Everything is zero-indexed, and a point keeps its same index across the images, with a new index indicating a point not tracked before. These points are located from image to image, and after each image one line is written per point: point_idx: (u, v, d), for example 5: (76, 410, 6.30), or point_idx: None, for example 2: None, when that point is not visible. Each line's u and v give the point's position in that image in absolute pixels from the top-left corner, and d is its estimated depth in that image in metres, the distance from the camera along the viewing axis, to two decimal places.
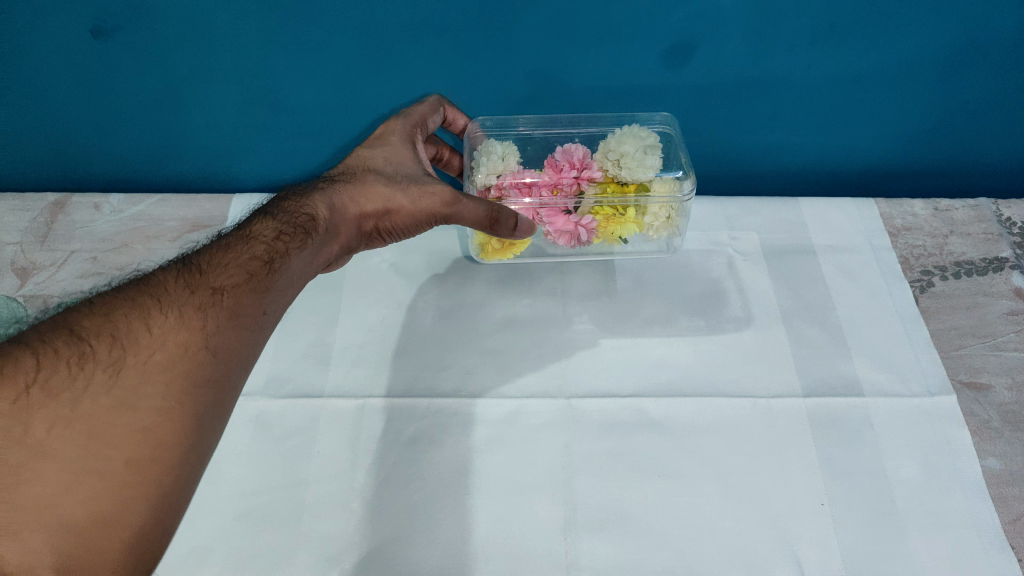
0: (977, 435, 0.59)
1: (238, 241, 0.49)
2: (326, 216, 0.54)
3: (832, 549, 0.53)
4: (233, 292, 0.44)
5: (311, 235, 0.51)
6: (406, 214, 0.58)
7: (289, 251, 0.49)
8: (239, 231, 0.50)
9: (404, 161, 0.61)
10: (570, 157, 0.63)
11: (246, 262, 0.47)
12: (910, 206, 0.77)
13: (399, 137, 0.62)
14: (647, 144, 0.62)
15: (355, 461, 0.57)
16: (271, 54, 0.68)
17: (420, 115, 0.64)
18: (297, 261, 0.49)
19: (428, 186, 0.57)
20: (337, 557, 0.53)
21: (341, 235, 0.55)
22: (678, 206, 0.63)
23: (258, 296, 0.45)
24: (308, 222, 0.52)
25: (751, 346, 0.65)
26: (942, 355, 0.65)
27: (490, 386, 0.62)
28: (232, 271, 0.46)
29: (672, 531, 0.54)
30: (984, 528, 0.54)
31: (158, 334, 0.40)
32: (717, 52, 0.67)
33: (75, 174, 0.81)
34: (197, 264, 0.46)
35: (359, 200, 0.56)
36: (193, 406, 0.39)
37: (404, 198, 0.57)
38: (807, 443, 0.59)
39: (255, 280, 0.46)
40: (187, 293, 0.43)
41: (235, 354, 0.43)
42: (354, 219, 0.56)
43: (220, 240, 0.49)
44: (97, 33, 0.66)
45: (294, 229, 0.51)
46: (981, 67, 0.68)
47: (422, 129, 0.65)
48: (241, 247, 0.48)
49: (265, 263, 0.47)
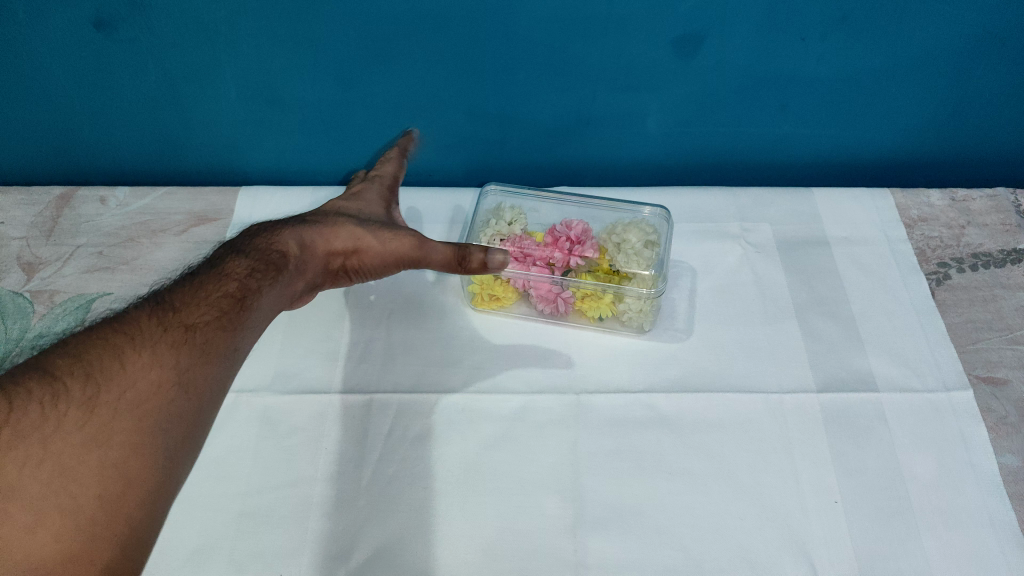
0: (993, 431, 0.58)
1: (210, 279, 0.50)
2: (296, 254, 0.55)
3: (844, 547, 0.52)
4: (204, 331, 0.46)
5: (280, 274, 0.53)
6: (373, 255, 0.58)
7: (259, 288, 0.50)
8: (211, 269, 0.51)
9: (374, 210, 0.62)
10: (571, 231, 0.66)
11: (215, 300, 0.48)
12: (925, 197, 0.76)
13: (371, 191, 0.64)
14: (649, 240, 0.65)
15: (362, 457, 0.57)
16: (276, 48, 0.68)
17: (389, 173, 0.66)
18: (266, 300, 0.51)
19: (398, 230, 0.57)
20: (343, 554, 0.52)
21: (307, 274, 0.56)
22: (652, 303, 0.64)
23: (228, 333, 0.47)
24: (278, 259, 0.53)
25: (763, 341, 0.65)
26: (958, 349, 0.64)
27: (497, 382, 0.61)
28: (203, 309, 0.47)
29: (681, 529, 0.53)
30: (999, 524, 0.53)
31: (130, 373, 0.42)
32: (729, 41, 0.67)
33: (81, 169, 0.81)
34: (170, 300, 0.48)
35: (328, 238, 0.57)
36: (164, 436, 0.42)
37: (373, 239, 0.57)
38: (820, 439, 0.58)
39: (225, 319, 0.47)
40: (160, 330, 0.45)
41: (204, 389, 0.44)
42: (322, 255, 0.57)
43: (192, 277, 0.50)
44: (98, 26, 0.66)
45: (265, 267, 0.52)
46: (989, 52, 0.68)
47: (392, 185, 0.66)
48: (213, 285, 0.49)
49: (236, 300, 0.49)
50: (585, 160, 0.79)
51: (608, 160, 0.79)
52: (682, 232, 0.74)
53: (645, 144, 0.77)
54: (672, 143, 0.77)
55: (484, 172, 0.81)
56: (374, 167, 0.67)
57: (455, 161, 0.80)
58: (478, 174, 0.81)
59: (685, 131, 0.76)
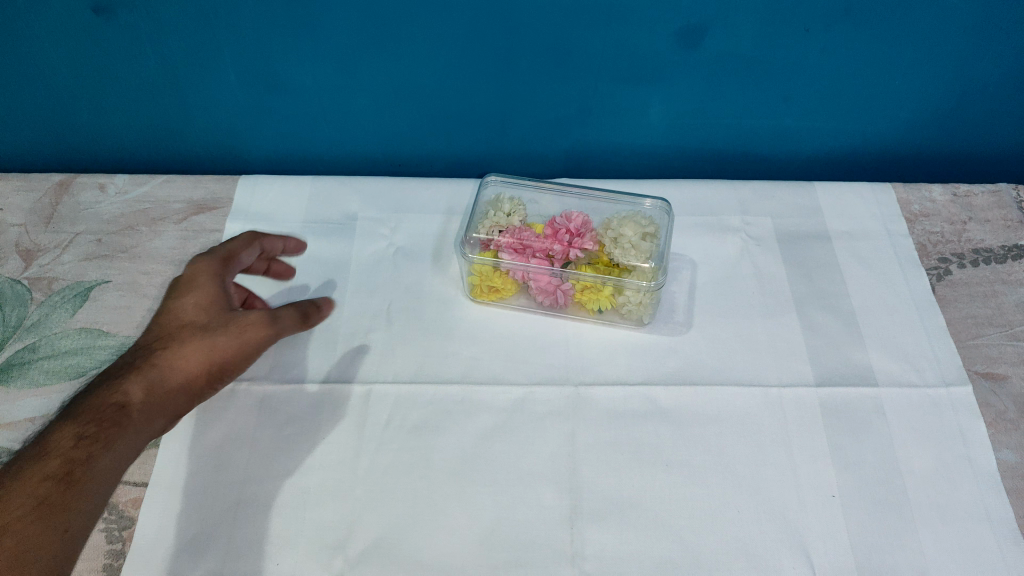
0: (991, 427, 0.58)
1: (27, 461, 0.47)
2: (140, 398, 0.52)
3: (841, 541, 0.52)
4: (30, 514, 0.45)
5: (119, 426, 0.50)
6: (232, 355, 0.54)
7: (96, 451, 0.49)
8: (35, 447, 0.48)
9: (218, 300, 0.56)
10: (569, 223, 0.66)
11: (37, 486, 0.46)
12: (927, 191, 0.76)
13: (206, 275, 0.57)
14: (647, 232, 0.65)
15: (360, 446, 0.57)
16: (277, 35, 0.68)
17: (225, 249, 0.59)
18: (110, 457, 0.49)
19: (245, 319, 0.55)
20: (340, 543, 0.52)
21: (165, 408, 0.53)
22: (652, 296, 0.63)
23: (64, 494, 0.47)
24: (118, 414, 0.51)
25: (762, 335, 0.64)
26: (958, 344, 0.63)
27: (496, 373, 0.61)
28: (26, 492, 0.46)
29: (678, 521, 0.53)
30: (996, 520, 0.53)
31: None
32: (733, 31, 0.67)
33: (79, 155, 0.80)
34: (12, 468, 0.47)
35: (170, 363, 0.53)
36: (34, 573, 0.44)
37: (223, 339, 0.54)
38: (818, 433, 0.58)
39: (48, 503, 0.46)
40: (6, 506, 0.45)
41: (54, 548, 0.45)
42: (179, 382, 0.53)
43: (13, 459, 0.48)
44: (99, 12, 0.66)
45: (96, 427, 0.50)
46: (991, 44, 0.69)
47: (234, 263, 0.59)
48: (34, 466, 0.47)
49: (60, 480, 0.47)
50: (586, 152, 0.79)
51: (609, 152, 0.79)
52: (683, 225, 0.74)
53: (646, 136, 0.77)
54: (673, 135, 0.77)
55: (485, 163, 0.81)
56: (211, 248, 0.59)
57: (455, 151, 0.79)
58: (479, 165, 0.81)
59: (686, 122, 0.76)
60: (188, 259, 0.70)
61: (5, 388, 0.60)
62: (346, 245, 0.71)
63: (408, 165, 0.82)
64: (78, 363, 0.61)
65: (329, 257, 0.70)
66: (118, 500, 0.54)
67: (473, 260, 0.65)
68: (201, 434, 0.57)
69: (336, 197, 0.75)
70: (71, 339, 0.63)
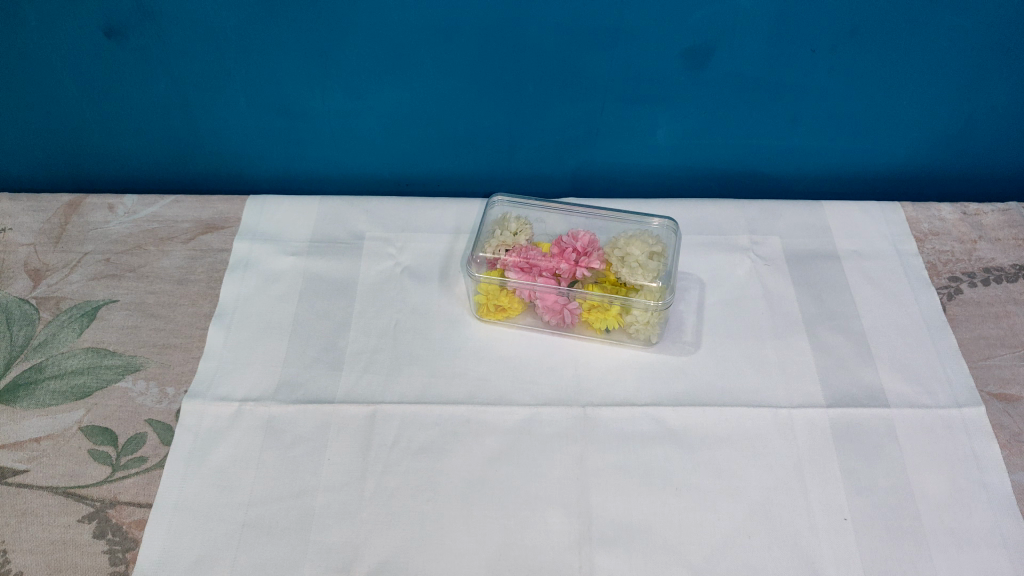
0: (1005, 449, 0.57)
1: None
2: None
3: (853, 566, 0.51)
4: None
5: None
6: None
7: None
8: None
9: None
10: (576, 242, 0.66)
11: None
12: (936, 211, 0.76)
13: None
14: (654, 251, 0.65)
15: (366, 468, 0.56)
16: (287, 56, 0.69)
17: None
18: None
19: None
20: (345, 568, 0.51)
21: None
22: (659, 316, 0.63)
23: None
24: None
25: (772, 356, 0.64)
26: (970, 365, 0.63)
27: (504, 394, 0.61)
28: None
29: (688, 546, 0.52)
30: (1012, 545, 0.52)
31: None
32: (738, 51, 0.68)
33: (89, 175, 0.81)
34: None
35: None
36: None
37: None
38: (830, 456, 0.57)
39: None
40: None
41: None
42: None
43: None
44: (109, 34, 0.67)
45: None
46: (994, 62, 0.69)
47: None
48: None
49: None
50: (593, 173, 0.79)
51: (616, 172, 0.79)
52: (690, 244, 0.74)
53: (653, 156, 0.77)
54: (680, 154, 0.77)
55: (493, 183, 0.81)
56: None
57: (462, 172, 0.79)
58: (485, 185, 0.81)
59: (693, 143, 0.76)
60: (196, 278, 0.70)
61: (12, 409, 0.59)
62: (354, 264, 0.72)
63: (414, 186, 0.82)
64: (84, 383, 0.61)
65: (338, 276, 0.70)
66: (122, 521, 0.53)
67: (480, 279, 0.65)
68: (207, 454, 0.57)
69: (343, 217, 0.76)
70: (78, 359, 0.63)
